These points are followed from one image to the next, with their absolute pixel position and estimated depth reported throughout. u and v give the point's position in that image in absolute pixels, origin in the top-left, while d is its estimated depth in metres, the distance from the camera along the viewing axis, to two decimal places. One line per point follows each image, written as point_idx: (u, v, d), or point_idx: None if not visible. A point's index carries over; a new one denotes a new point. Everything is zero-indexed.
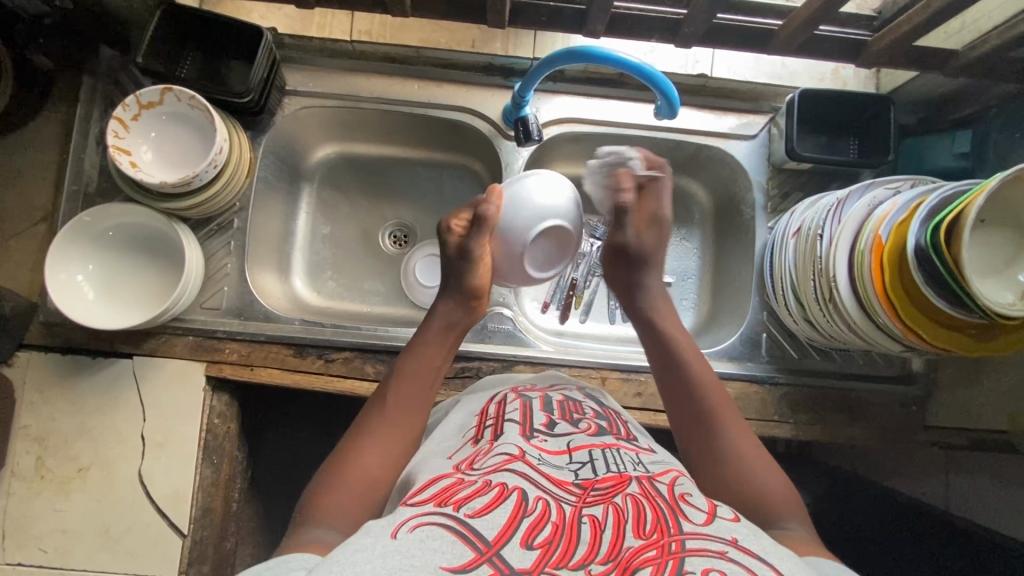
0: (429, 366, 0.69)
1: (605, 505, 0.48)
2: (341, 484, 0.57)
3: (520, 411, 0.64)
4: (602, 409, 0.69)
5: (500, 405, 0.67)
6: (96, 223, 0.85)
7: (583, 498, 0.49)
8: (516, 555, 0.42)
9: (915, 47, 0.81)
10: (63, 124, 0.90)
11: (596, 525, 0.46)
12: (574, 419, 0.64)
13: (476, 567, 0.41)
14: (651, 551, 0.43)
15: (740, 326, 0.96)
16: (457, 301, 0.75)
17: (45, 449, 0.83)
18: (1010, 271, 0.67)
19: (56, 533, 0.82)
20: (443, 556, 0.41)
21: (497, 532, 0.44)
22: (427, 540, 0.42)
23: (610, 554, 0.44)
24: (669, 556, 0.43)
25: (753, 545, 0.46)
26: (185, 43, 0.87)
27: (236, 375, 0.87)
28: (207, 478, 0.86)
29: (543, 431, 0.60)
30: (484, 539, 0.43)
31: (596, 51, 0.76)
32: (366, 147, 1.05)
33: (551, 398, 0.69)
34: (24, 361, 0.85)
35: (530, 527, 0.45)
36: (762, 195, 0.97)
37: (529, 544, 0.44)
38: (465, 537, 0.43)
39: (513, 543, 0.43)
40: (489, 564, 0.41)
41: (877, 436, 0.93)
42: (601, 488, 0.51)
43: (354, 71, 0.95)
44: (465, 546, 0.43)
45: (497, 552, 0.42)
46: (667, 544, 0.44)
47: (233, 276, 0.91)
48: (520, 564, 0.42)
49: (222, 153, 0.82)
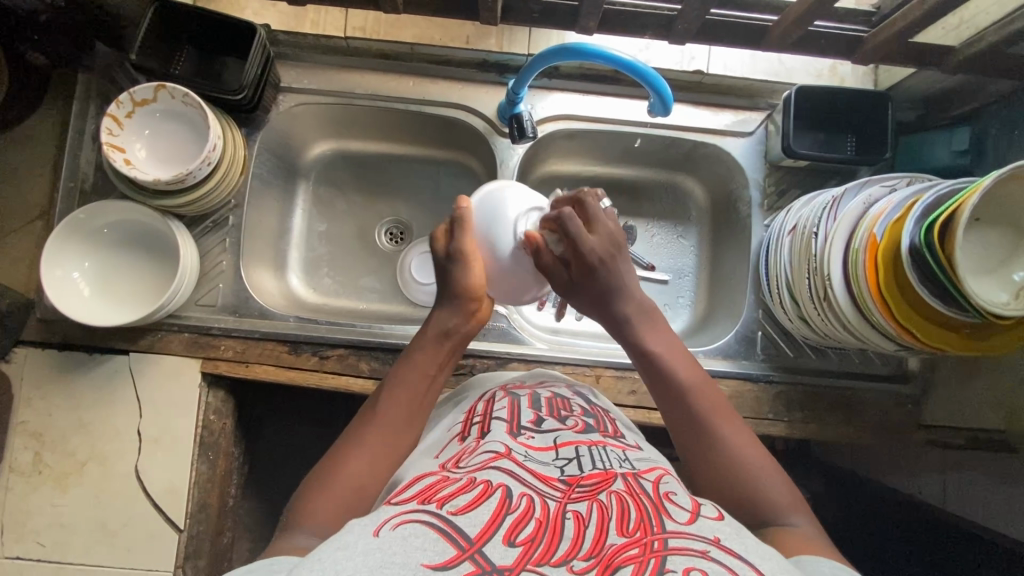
0: (423, 378, 0.67)
1: (589, 502, 0.48)
2: (328, 494, 0.56)
3: (507, 410, 0.64)
4: (591, 407, 0.69)
5: (488, 403, 0.68)
6: (91, 220, 0.85)
7: (568, 494, 0.50)
8: (498, 552, 0.42)
9: (911, 43, 0.80)
10: (60, 121, 0.91)
11: (580, 521, 0.46)
12: (561, 417, 0.64)
13: (458, 565, 0.41)
14: (634, 549, 0.43)
15: (736, 324, 0.95)
16: (453, 305, 0.71)
17: (43, 445, 0.84)
18: (1003, 270, 0.66)
19: (53, 526, 0.82)
20: (426, 553, 0.41)
21: (480, 530, 0.44)
22: (410, 537, 0.43)
23: (593, 550, 0.43)
24: (652, 554, 0.43)
25: (736, 545, 0.46)
26: (179, 39, 0.87)
27: (232, 371, 0.88)
28: (203, 473, 0.86)
29: (530, 428, 0.61)
30: (466, 537, 0.43)
31: (589, 48, 0.75)
32: (362, 143, 1.05)
33: (539, 396, 0.69)
34: (21, 357, 0.86)
35: (513, 524, 0.45)
36: (759, 192, 0.97)
37: (512, 540, 0.44)
38: (448, 534, 0.43)
39: (496, 540, 0.43)
40: (471, 561, 0.41)
41: (871, 435, 0.92)
42: (586, 486, 0.51)
43: (350, 68, 0.95)
44: (448, 543, 0.42)
45: (479, 549, 0.42)
46: (650, 543, 0.44)
47: (227, 274, 0.91)
48: (501, 561, 0.41)
49: (217, 150, 0.82)
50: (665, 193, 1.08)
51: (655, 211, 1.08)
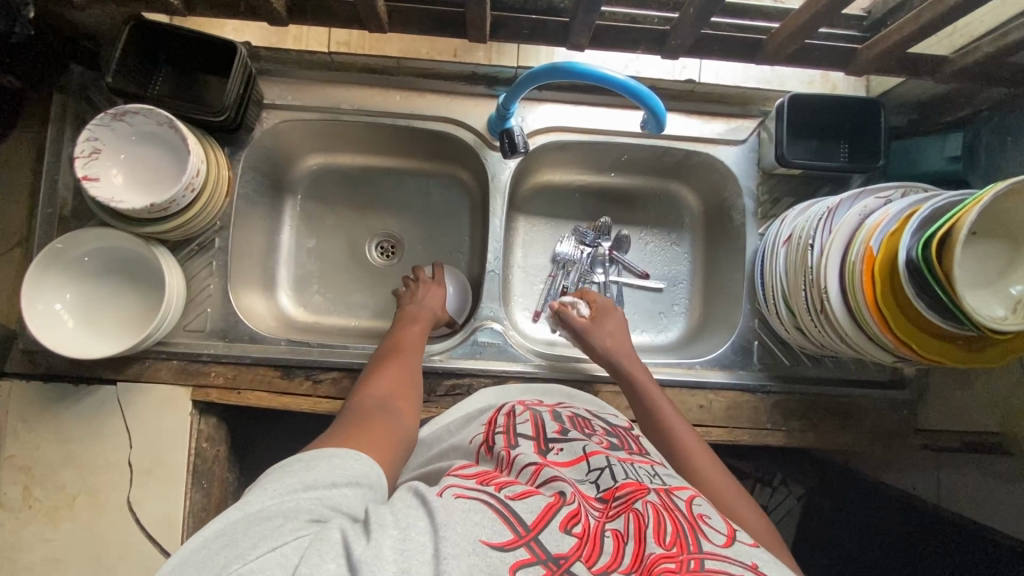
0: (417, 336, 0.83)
1: (626, 515, 0.47)
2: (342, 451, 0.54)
3: (530, 424, 0.64)
4: (612, 427, 0.68)
5: (508, 416, 0.67)
6: (69, 249, 0.82)
7: (606, 512, 0.48)
8: (554, 540, 0.43)
9: (907, 53, 0.78)
10: (36, 145, 0.87)
11: (619, 539, 0.45)
12: (586, 431, 0.64)
13: (515, 549, 0.41)
14: (671, 563, 0.41)
15: (732, 334, 0.95)
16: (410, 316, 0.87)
17: (32, 479, 0.82)
18: (1001, 283, 0.66)
19: (45, 562, 0.80)
20: (484, 529, 0.42)
21: (536, 517, 0.45)
22: (469, 511, 0.44)
23: (634, 565, 0.42)
24: (689, 573, 0.41)
25: (773, 572, 0.44)
26: (156, 58, 0.84)
27: (223, 399, 0.86)
28: (198, 502, 0.85)
29: (558, 441, 0.60)
30: (523, 523, 0.44)
31: (579, 68, 0.73)
32: (349, 158, 1.03)
33: (561, 413, 0.69)
34: (5, 390, 0.83)
35: (567, 516, 0.46)
36: (752, 200, 0.96)
37: (567, 529, 0.44)
38: (505, 517, 0.44)
39: (552, 528, 0.44)
40: (527, 548, 0.41)
41: (870, 441, 0.93)
42: (622, 498, 0.50)
43: (335, 84, 0.92)
44: (505, 526, 0.43)
45: (535, 537, 0.43)
46: (687, 560, 0.42)
47: (215, 297, 0.89)
48: (557, 549, 0.42)
49: (200, 176, 0.80)
50: (658, 201, 1.07)
51: (648, 219, 1.07)
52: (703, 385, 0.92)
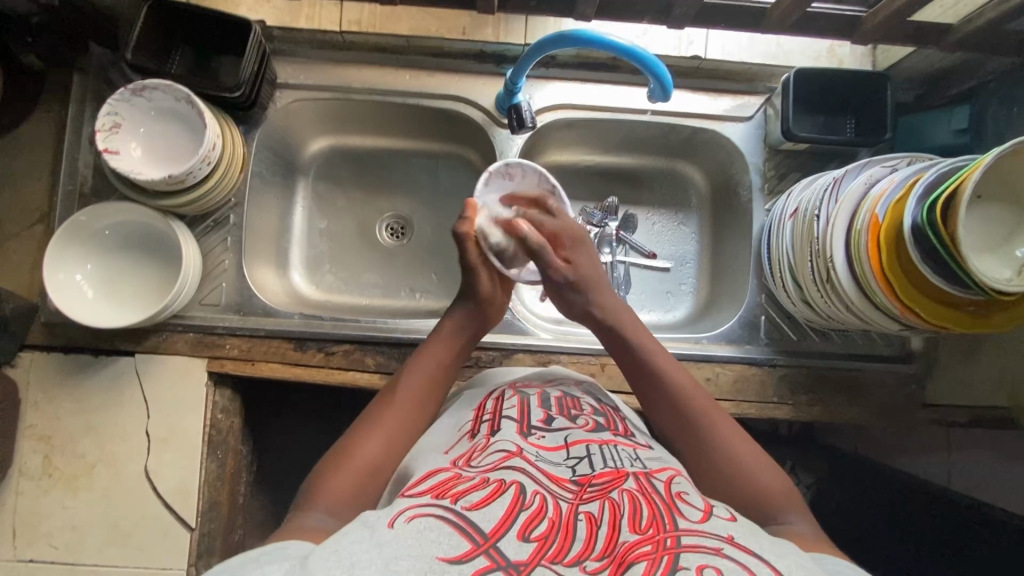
0: (438, 366, 0.71)
1: (601, 501, 0.49)
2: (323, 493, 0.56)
3: (518, 408, 0.64)
4: (599, 405, 0.68)
5: (497, 401, 0.67)
6: (92, 222, 0.84)
7: (580, 495, 0.50)
8: (513, 547, 0.44)
9: (912, 22, 0.79)
10: (57, 124, 0.90)
11: (592, 522, 0.47)
12: (571, 415, 0.64)
13: (473, 559, 0.43)
14: (646, 546, 0.45)
15: (738, 310, 0.96)
16: (472, 305, 0.76)
17: (52, 447, 0.84)
18: (1004, 247, 0.66)
19: (66, 528, 0.83)
20: (440, 546, 0.43)
21: (494, 525, 0.46)
22: (424, 531, 0.44)
23: (606, 549, 0.45)
24: (664, 552, 0.44)
25: (750, 543, 0.47)
26: (175, 37, 0.86)
27: (238, 370, 0.88)
28: (213, 471, 0.87)
29: (540, 428, 0.60)
30: (481, 531, 0.45)
31: (587, 35, 0.74)
32: (361, 139, 1.05)
33: (549, 394, 0.68)
34: (27, 361, 0.86)
35: (527, 521, 0.47)
36: (760, 175, 0.97)
37: (527, 536, 0.45)
38: (462, 529, 0.45)
39: (511, 536, 0.45)
40: (486, 556, 0.43)
41: (877, 415, 0.93)
42: (598, 485, 0.51)
43: (348, 64, 0.95)
44: (463, 538, 0.44)
45: (493, 544, 0.44)
46: (663, 540, 0.45)
47: (230, 273, 0.91)
48: (516, 556, 0.43)
49: (216, 149, 0.81)
50: (665, 180, 1.08)
51: (655, 198, 1.08)
52: (711, 358, 0.92)
